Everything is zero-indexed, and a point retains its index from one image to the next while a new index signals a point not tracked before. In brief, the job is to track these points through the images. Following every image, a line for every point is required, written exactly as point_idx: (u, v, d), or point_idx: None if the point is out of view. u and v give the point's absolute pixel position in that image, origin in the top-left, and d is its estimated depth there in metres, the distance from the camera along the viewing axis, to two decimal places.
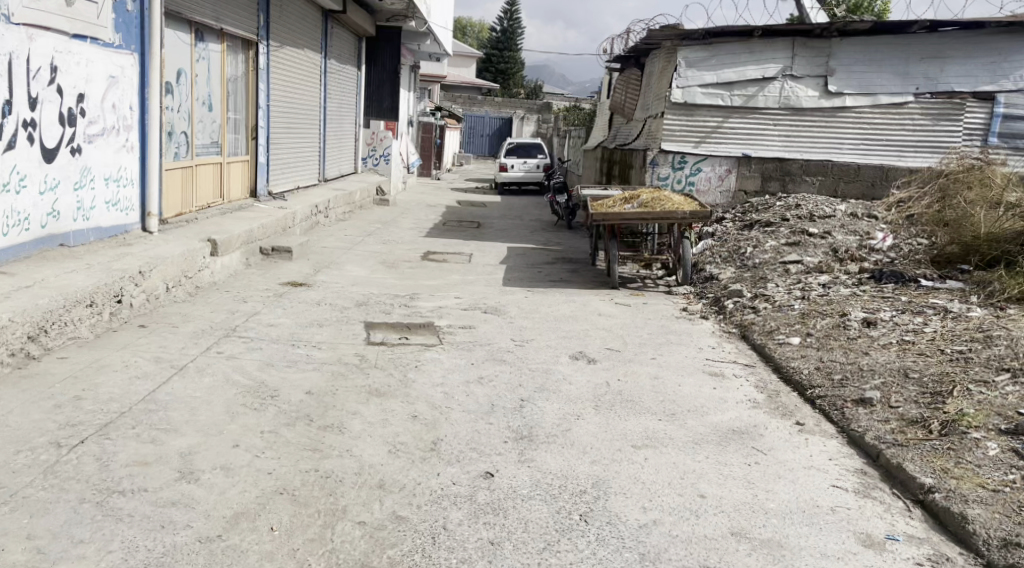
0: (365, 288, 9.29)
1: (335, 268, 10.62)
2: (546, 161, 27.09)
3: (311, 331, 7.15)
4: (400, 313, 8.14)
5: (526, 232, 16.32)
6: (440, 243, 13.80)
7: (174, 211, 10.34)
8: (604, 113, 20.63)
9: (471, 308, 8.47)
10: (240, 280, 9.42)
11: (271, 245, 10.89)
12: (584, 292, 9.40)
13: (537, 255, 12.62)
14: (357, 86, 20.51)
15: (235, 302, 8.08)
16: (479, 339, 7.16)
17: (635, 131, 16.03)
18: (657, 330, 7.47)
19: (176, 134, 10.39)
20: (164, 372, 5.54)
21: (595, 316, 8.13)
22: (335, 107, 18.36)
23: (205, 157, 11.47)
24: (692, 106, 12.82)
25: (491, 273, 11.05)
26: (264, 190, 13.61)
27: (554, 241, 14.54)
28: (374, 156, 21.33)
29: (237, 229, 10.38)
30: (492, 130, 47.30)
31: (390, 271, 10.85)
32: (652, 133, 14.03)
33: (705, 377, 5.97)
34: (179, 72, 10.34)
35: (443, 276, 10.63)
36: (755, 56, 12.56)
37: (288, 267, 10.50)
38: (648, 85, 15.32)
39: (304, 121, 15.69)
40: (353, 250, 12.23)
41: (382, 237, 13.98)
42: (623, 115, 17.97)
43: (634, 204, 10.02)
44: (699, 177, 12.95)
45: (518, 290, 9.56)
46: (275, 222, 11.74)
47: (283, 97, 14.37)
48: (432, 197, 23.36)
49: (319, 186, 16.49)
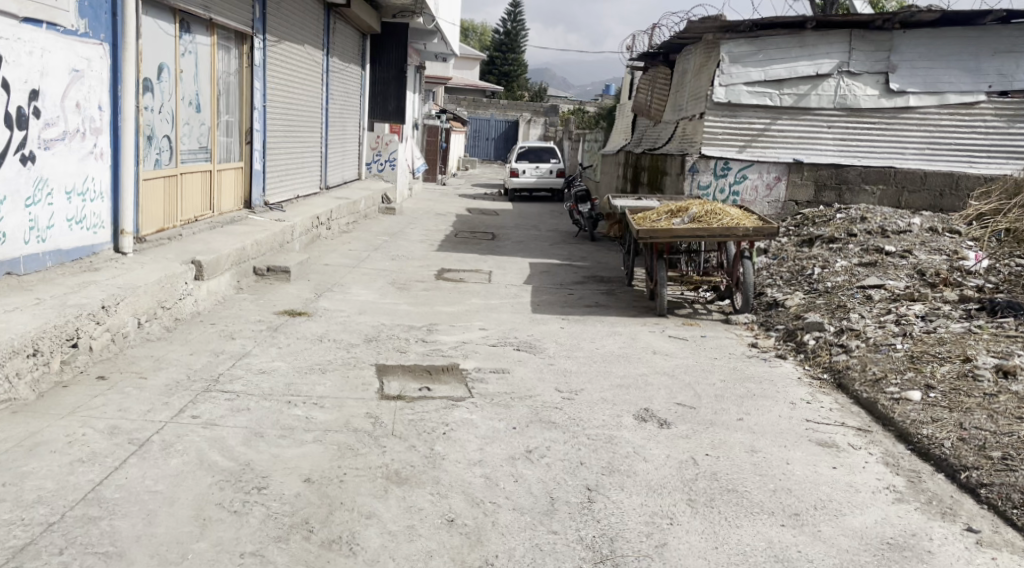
0: (375, 318, 8.01)
1: (339, 291, 9.35)
2: (559, 167, 25.84)
3: (313, 380, 5.88)
4: (418, 352, 6.87)
5: (546, 245, 15.01)
6: (455, 259, 12.52)
7: (154, 227, 9.05)
8: (625, 116, 19.31)
9: (501, 345, 7.18)
10: (230, 309, 8.15)
11: (268, 264, 9.63)
12: (628, 323, 8.12)
13: (565, 274, 11.35)
14: (361, 86, 19.21)
15: (221, 339, 6.82)
16: (516, 389, 5.88)
17: (665, 134, 14.73)
18: (730, 375, 6.19)
19: (157, 138, 9.11)
20: (118, 450, 4.29)
21: (648, 354, 6.85)
22: (339, 109, 17.07)
23: (193, 164, 10.19)
24: (736, 105, 11.52)
25: (516, 296, 9.76)
26: (260, 200, 12.32)
27: (578, 256, 13.25)
28: (379, 161, 20.22)
29: (228, 247, 9.10)
30: (498, 134, 46.06)
31: (402, 294, 9.57)
32: (688, 136, 12.75)
33: (813, 447, 4.70)
34: (161, 68, 9.08)
35: (463, 300, 9.34)
36: (808, 51, 11.27)
37: (287, 291, 9.23)
38: (682, 83, 14.00)
39: (305, 123, 14.39)
40: (360, 269, 10.95)
41: (391, 252, 12.71)
42: (649, 117, 16.70)
43: (683, 218, 8.64)
44: (744, 186, 11.65)
45: (551, 319, 8.28)
46: (272, 237, 10.45)
47: (282, 97, 13.08)
48: (441, 205, 22.09)
49: (321, 194, 15.21)
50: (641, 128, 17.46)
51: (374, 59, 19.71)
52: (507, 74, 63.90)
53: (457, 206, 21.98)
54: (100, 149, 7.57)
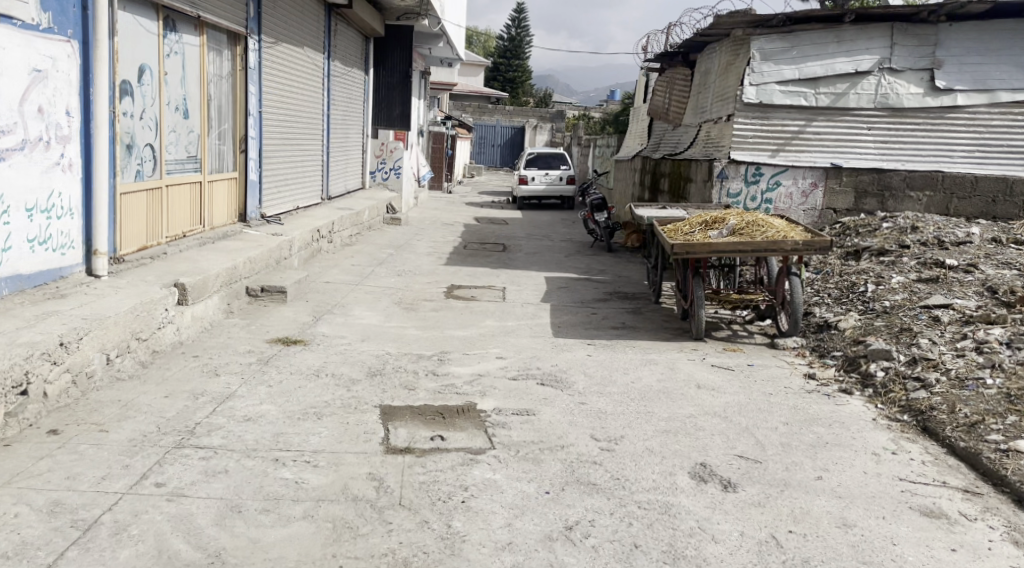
0: (380, 346, 7.17)
1: (340, 314, 8.50)
2: (570, 173, 24.99)
3: (306, 428, 5.03)
4: (428, 389, 6.02)
5: (561, 257, 14.15)
6: (466, 274, 11.66)
7: (136, 245, 8.20)
8: (640, 120, 18.42)
9: (522, 378, 6.33)
10: (219, 336, 7.31)
11: (262, 284, 8.79)
12: (663, 349, 7.26)
13: (584, 290, 10.49)
14: (364, 91, 18.37)
15: (203, 376, 6.00)
16: (544, 436, 5.02)
17: (688, 138, 13.83)
18: (790, 416, 5.33)
19: (139, 147, 8.27)
20: (55, 539, 3.55)
21: (690, 390, 5.99)
22: (340, 115, 16.21)
23: (180, 175, 9.34)
24: (768, 107, 10.63)
25: (534, 316, 8.90)
26: (256, 212, 11.46)
27: (597, 269, 12.38)
28: (383, 169, 19.51)
29: (217, 265, 8.26)
30: (504, 140, 45.21)
31: (408, 315, 8.72)
32: (715, 140, 11.86)
33: (917, 519, 3.90)
34: (142, 70, 8.25)
35: (475, 322, 8.49)
36: (846, 47, 10.40)
37: (283, 314, 8.40)
38: (705, 83, 13.11)
39: (304, 131, 13.55)
40: (363, 287, 10.10)
41: (397, 266, 11.87)
42: (667, 121, 15.85)
43: (721, 230, 7.77)
44: (778, 192, 10.77)
45: (575, 345, 7.43)
46: (267, 253, 9.61)
47: (280, 103, 12.23)
48: (448, 214, 21.23)
49: (322, 205, 14.39)
50: (657, 133, 16.58)
51: (377, 63, 18.88)
52: (513, 79, 63.12)
53: (464, 215, 21.15)
54: (69, 159, 6.74)
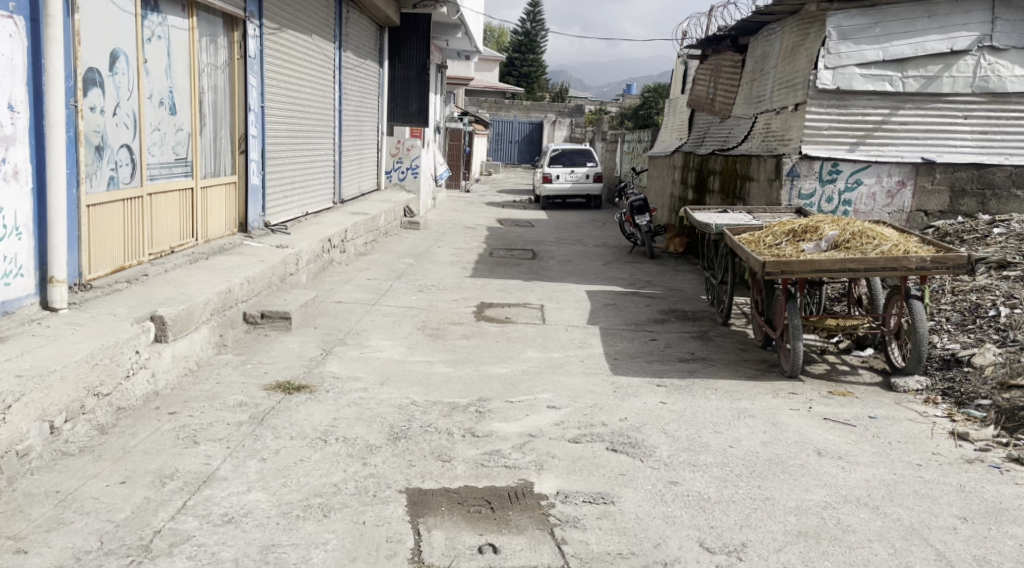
0: (404, 393, 5.81)
1: (354, 346, 7.13)
2: (596, 170, 23.55)
3: (307, 535, 3.69)
4: (469, 458, 4.65)
5: (599, 265, 12.74)
6: (497, 289, 10.27)
7: (109, 266, 6.86)
8: (678, 113, 17.00)
9: (587, 439, 4.94)
10: (205, 381, 5.94)
11: (262, 309, 7.42)
12: (754, 393, 5.85)
13: (636, 308, 9.09)
14: (378, 85, 16.99)
15: (178, 445, 4.64)
16: (635, 547, 3.68)
17: (743, 132, 12.37)
18: (964, 508, 3.96)
19: (112, 149, 6.92)
20: None
21: (809, 458, 4.59)
22: (353, 109, 14.85)
23: (168, 181, 7.99)
24: (846, 93, 9.24)
25: (584, 345, 7.49)
26: (259, 221, 10.10)
27: (644, 281, 10.94)
28: (399, 169, 18.23)
29: (208, 288, 6.92)
30: (522, 136, 43.50)
31: (436, 345, 7.36)
32: (781, 133, 10.44)
33: None
34: (115, 57, 6.90)
35: (515, 354, 7.11)
36: (938, 23, 9.00)
37: (287, 346, 7.05)
38: (764, 69, 11.69)
39: (313, 128, 12.18)
40: (382, 308, 8.73)
41: (419, 280, 10.52)
42: (711, 112, 14.49)
43: (818, 243, 6.35)
44: (858, 192, 9.36)
45: (643, 388, 6.04)
46: (270, 270, 8.26)
47: (285, 97, 10.86)
48: (469, 216, 19.83)
49: (334, 211, 13.03)
50: (700, 127, 15.18)
51: (393, 54, 17.49)
52: (528, 74, 61.66)
53: (486, 217, 19.74)
54: (13, 166, 5.41)
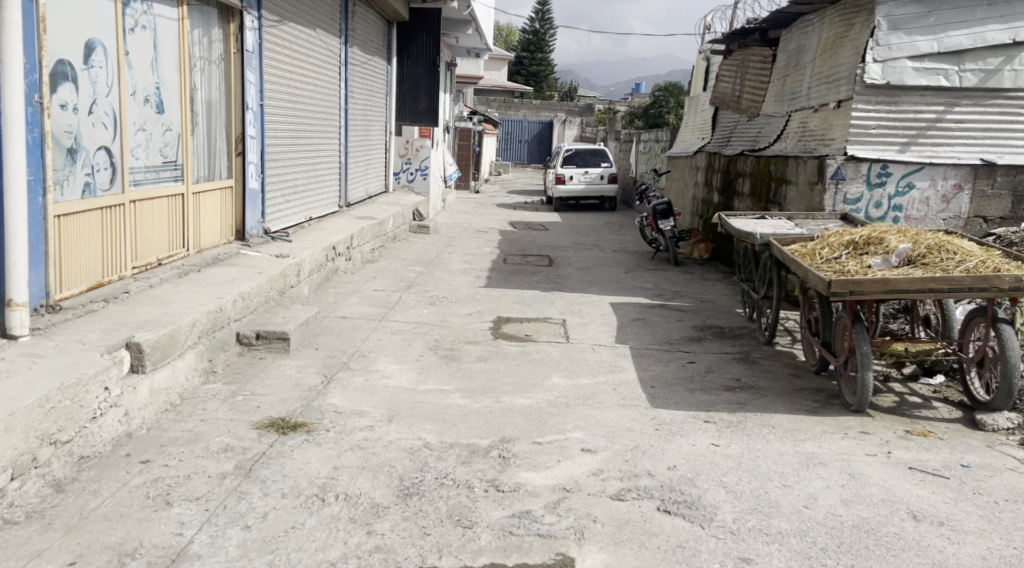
0: (415, 432, 5.05)
1: (359, 372, 6.39)
2: (611, 171, 22.76)
3: None
4: (495, 523, 3.91)
5: (621, 273, 11.97)
6: (514, 302, 9.50)
7: (83, 284, 6.11)
8: (700, 112, 16.29)
9: (634, 496, 4.18)
10: (188, 418, 5.19)
11: (257, 330, 6.66)
12: (819, 434, 5.07)
13: (668, 325, 8.32)
14: (386, 82, 16.22)
15: (147, 507, 3.94)
16: None
17: (776, 131, 11.61)
18: None
19: (87, 152, 6.16)
20: None
21: (904, 525, 3.85)
22: (359, 109, 14.10)
23: (156, 186, 7.22)
24: (896, 88, 8.50)
25: (614, 369, 6.71)
26: (258, 227, 9.32)
27: (671, 292, 10.16)
28: (408, 170, 17.37)
29: (197, 307, 6.17)
30: (531, 135, 42.82)
31: (451, 370, 6.61)
32: (823, 131, 9.68)
33: None
34: (90, 48, 6.15)
35: (539, 380, 6.35)
36: (1000, 12, 8.34)
37: (284, 372, 6.30)
38: (800, 64, 11.02)
39: (317, 127, 11.41)
40: (391, 324, 7.98)
41: (431, 291, 9.77)
42: (738, 109, 13.81)
43: (887, 257, 5.59)
44: (909, 197, 8.65)
45: (689, 425, 5.27)
46: (267, 284, 7.51)
47: (287, 95, 10.12)
48: (480, 218, 19.06)
49: (339, 215, 12.28)
50: (726, 126, 14.43)
51: (401, 50, 16.74)
52: (536, 73, 60.90)
53: (498, 220, 18.97)
54: None
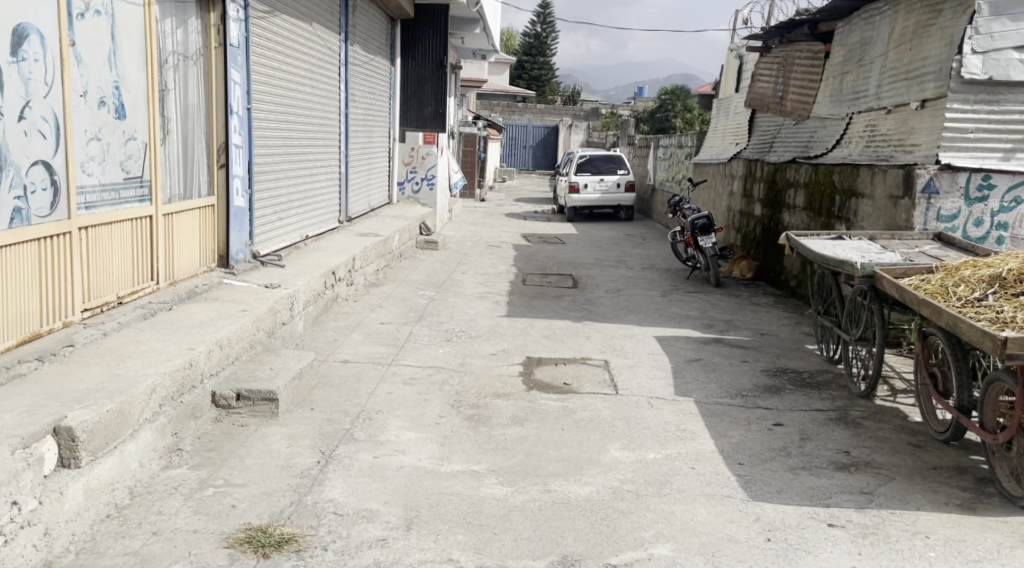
0: (442, 550, 3.79)
1: (363, 444, 5.03)
2: (628, 178, 21.40)
3: None
4: None
5: (657, 297, 10.64)
6: (544, 337, 8.13)
7: (12, 337, 4.81)
8: (733, 115, 15.22)
9: None
10: (134, 531, 3.85)
11: (237, 389, 5.28)
12: (995, 553, 3.79)
13: (733, 370, 6.97)
14: (390, 86, 14.86)
15: None
16: None
17: (835, 135, 10.50)
18: None
19: (16, 169, 4.82)
20: None
21: None
22: (361, 114, 12.75)
23: (115, 209, 5.79)
24: (999, 85, 7.41)
25: (684, 437, 5.35)
26: (246, 251, 7.87)
27: (721, 324, 8.80)
28: (413, 180, 15.92)
29: (159, 364, 4.83)
30: (536, 141, 41.35)
31: (481, 436, 5.29)
32: (903, 136, 8.48)
33: None
34: (16, 35, 4.78)
35: (594, 453, 5.01)
36: None
37: (272, 443, 4.96)
38: (863, 60, 9.95)
39: (313, 135, 10.06)
40: (403, 369, 6.65)
41: (446, 322, 8.45)
42: (780, 112, 12.74)
43: None
44: (1015, 214, 7.46)
45: (813, 537, 3.94)
46: (255, 324, 6.17)
47: (281, 100, 8.84)
48: (490, 231, 17.67)
49: (339, 232, 10.94)
50: (767, 130, 13.32)
51: (405, 51, 15.43)
52: (538, 77, 59.67)
53: (509, 232, 17.65)
54: None
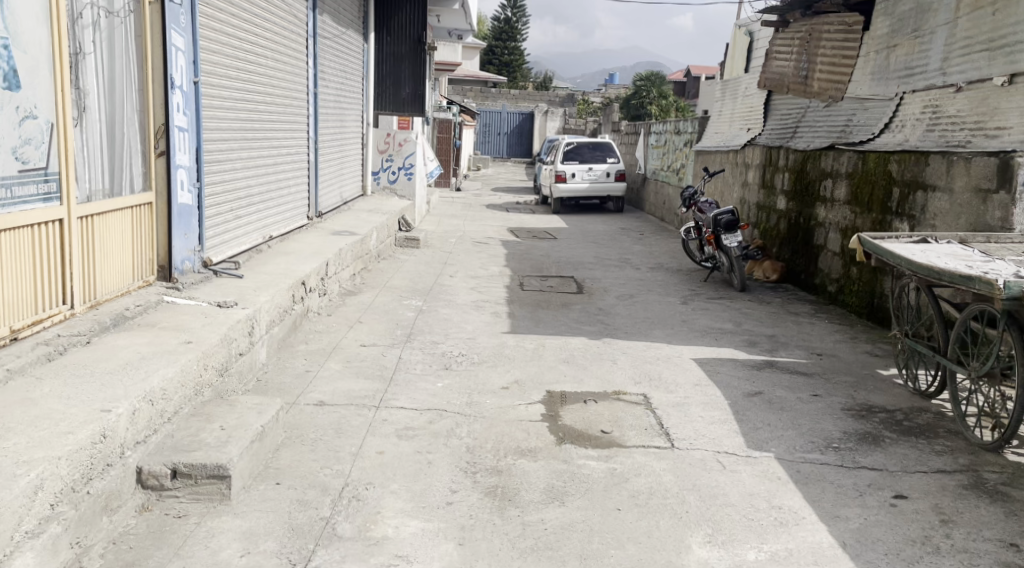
0: None
1: (355, 546, 3.60)
2: (617, 166, 20.01)
3: None
4: None
5: (678, 305, 9.25)
6: (562, 362, 6.70)
7: None
8: (743, 98, 14.01)
9: None
10: None
11: (174, 463, 3.76)
12: None
13: (808, 411, 5.58)
14: (365, 63, 13.29)
15: None
16: None
17: (883, 119, 9.24)
18: None
19: None
20: None
21: None
22: (332, 94, 11.20)
23: (4, 212, 4.24)
24: None
25: (786, 523, 3.96)
26: (195, 259, 6.32)
27: (766, 344, 7.44)
28: (390, 168, 13.99)
29: (51, 441, 3.33)
30: (511, 127, 39.56)
31: (511, 525, 3.86)
32: (986, 117, 7.26)
33: None
34: None
35: (672, 553, 3.64)
36: None
37: (223, 549, 3.53)
38: (920, 31, 8.76)
39: (276, 116, 8.49)
40: (397, 413, 5.19)
41: (442, 342, 7.00)
42: (805, 93, 11.54)
43: None
44: None
45: None
46: (204, 362, 4.67)
47: (238, 73, 7.29)
48: (473, 225, 16.15)
49: (308, 231, 9.41)
50: (788, 114, 12.12)
51: (380, 26, 13.88)
52: (509, 63, 58.07)
53: (494, 226, 16.18)
54: None
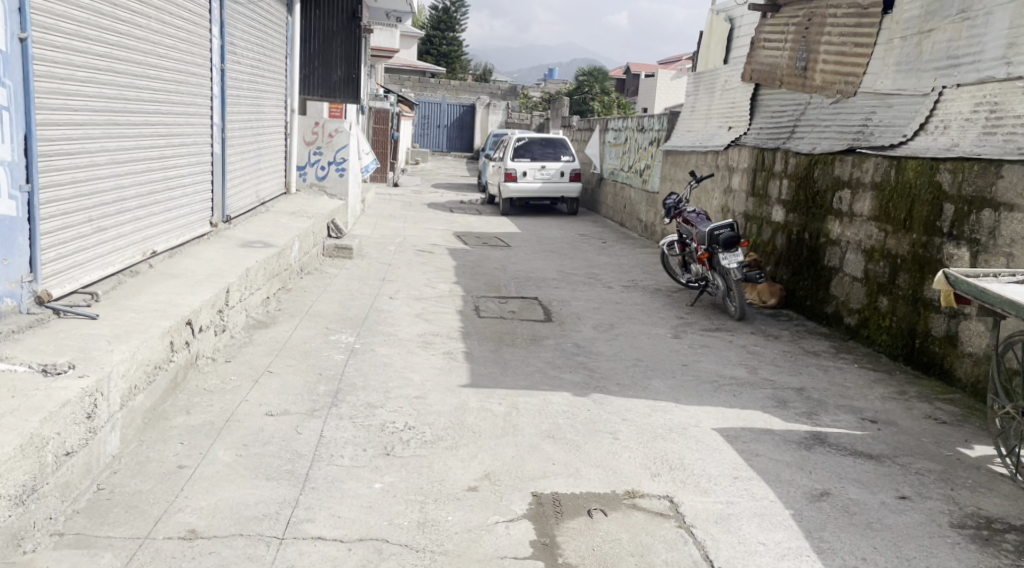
0: None
1: None
2: (572, 165, 18.29)
3: None
4: None
5: (670, 339, 7.58)
6: (544, 437, 4.94)
7: None
8: (724, 92, 12.37)
9: None
10: None
11: None
12: None
13: (906, 529, 3.92)
14: (289, 40, 11.33)
15: None
16: None
17: (914, 118, 7.64)
18: None
19: None
20: None
21: None
22: (246, 73, 9.25)
23: None
24: None
25: None
26: (23, 295, 4.48)
27: (801, 404, 5.77)
28: (318, 163, 12.01)
29: None
30: (451, 120, 37.61)
31: None
32: None
33: None
34: None
35: None
36: None
37: None
38: (969, 13, 7.18)
39: (163, 97, 6.57)
40: (310, 554, 3.45)
41: (380, 408, 5.20)
42: (804, 86, 9.92)
43: None
44: None
45: None
46: None
47: (98, 32, 5.37)
48: (414, 229, 14.27)
49: (211, 244, 7.48)
50: (780, 110, 10.49)
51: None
52: (447, 54, 56.16)
53: (438, 230, 14.32)
54: None
